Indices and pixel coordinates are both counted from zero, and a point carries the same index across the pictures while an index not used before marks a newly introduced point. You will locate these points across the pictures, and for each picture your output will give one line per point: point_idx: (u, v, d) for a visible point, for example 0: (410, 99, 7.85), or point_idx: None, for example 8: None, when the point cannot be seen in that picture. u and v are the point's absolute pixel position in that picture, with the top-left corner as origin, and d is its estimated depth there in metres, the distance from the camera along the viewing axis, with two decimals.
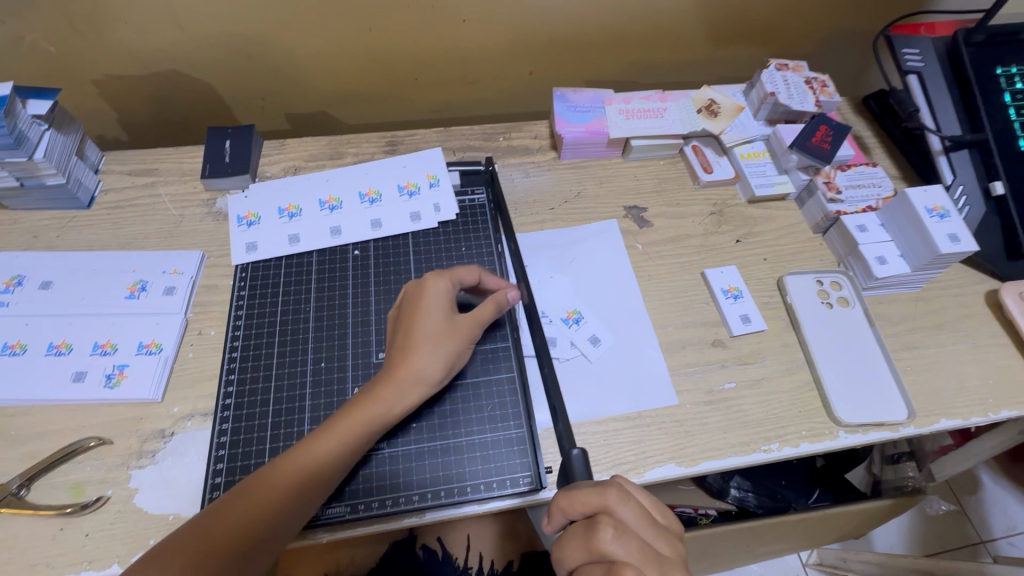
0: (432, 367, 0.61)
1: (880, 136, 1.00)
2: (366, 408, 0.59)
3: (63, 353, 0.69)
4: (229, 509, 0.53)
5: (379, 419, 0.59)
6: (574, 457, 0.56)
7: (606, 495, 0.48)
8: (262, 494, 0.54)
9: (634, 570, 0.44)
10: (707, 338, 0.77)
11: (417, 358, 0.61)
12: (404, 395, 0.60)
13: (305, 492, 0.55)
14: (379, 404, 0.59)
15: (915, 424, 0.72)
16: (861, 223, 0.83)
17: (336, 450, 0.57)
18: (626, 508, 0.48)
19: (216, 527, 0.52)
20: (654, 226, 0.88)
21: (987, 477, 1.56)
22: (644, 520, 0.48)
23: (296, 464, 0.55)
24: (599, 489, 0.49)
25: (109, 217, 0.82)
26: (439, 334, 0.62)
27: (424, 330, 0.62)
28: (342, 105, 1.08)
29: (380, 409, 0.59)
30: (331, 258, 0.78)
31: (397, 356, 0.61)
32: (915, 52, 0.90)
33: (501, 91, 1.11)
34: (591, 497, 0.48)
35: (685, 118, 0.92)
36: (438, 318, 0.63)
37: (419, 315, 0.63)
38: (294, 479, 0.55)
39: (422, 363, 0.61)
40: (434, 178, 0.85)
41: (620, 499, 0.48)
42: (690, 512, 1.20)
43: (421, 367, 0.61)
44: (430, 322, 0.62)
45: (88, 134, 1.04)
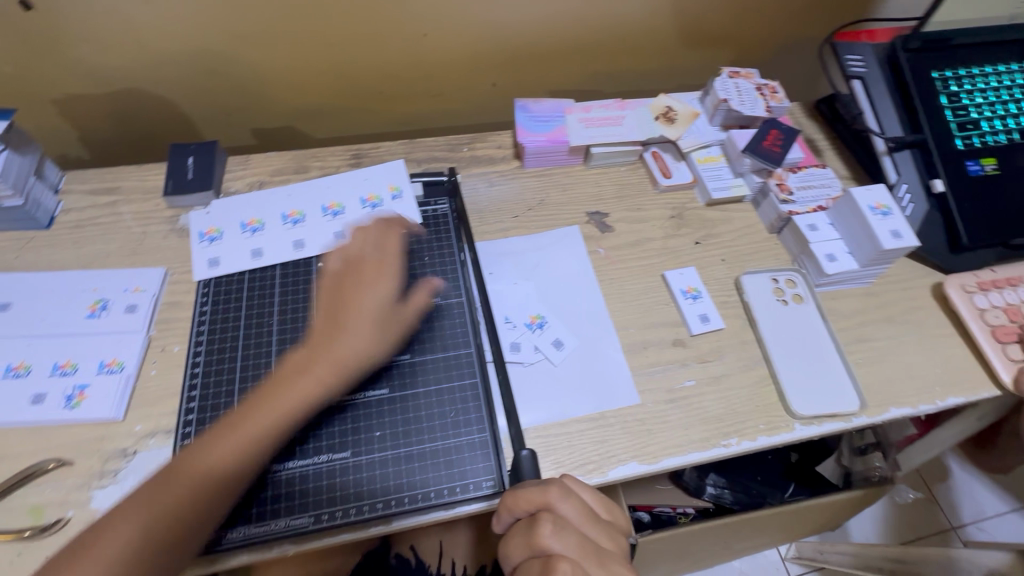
0: (363, 341, 0.61)
1: (831, 138, 1.04)
2: (300, 385, 0.59)
3: (21, 375, 0.68)
4: (154, 496, 0.53)
5: (311, 395, 0.59)
6: (523, 457, 0.63)
7: (549, 495, 0.53)
8: (189, 483, 0.54)
9: (569, 562, 0.49)
10: (669, 338, 0.79)
11: (350, 333, 0.61)
12: (336, 370, 0.60)
13: (235, 477, 0.56)
14: (310, 377, 0.59)
15: (867, 414, 0.75)
16: (812, 223, 0.86)
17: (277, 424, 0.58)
18: (567, 507, 0.53)
19: (147, 508, 0.53)
20: (616, 231, 0.90)
21: (956, 464, 1.62)
22: (584, 516, 0.53)
23: (223, 451, 0.56)
24: (543, 491, 0.53)
25: (70, 237, 0.82)
26: (370, 308, 0.63)
27: (354, 303, 0.63)
28: (308, 119, 1.08)
29: (309, 385, 0.59)
30: (294, 270, 0.79)
31: (326, 330, 0.62)
32: (858, 58, 0.95)
33: (466, 102, 1.13)
34: (534, 496, 0.53)
35: (642, 125, 0.95)
36: (370, 296, 0.63)
37: (346, 291, 0.64)
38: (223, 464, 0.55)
39: (357, 335, 0.61)
40: (397, 190, 0.86)
41: (562, 498, 0.53)
42: (670, 511, 1.23)
43: (352, 341, 0.61)
44: (360, 295, 0.63)
45: (49, 153, 1.03)
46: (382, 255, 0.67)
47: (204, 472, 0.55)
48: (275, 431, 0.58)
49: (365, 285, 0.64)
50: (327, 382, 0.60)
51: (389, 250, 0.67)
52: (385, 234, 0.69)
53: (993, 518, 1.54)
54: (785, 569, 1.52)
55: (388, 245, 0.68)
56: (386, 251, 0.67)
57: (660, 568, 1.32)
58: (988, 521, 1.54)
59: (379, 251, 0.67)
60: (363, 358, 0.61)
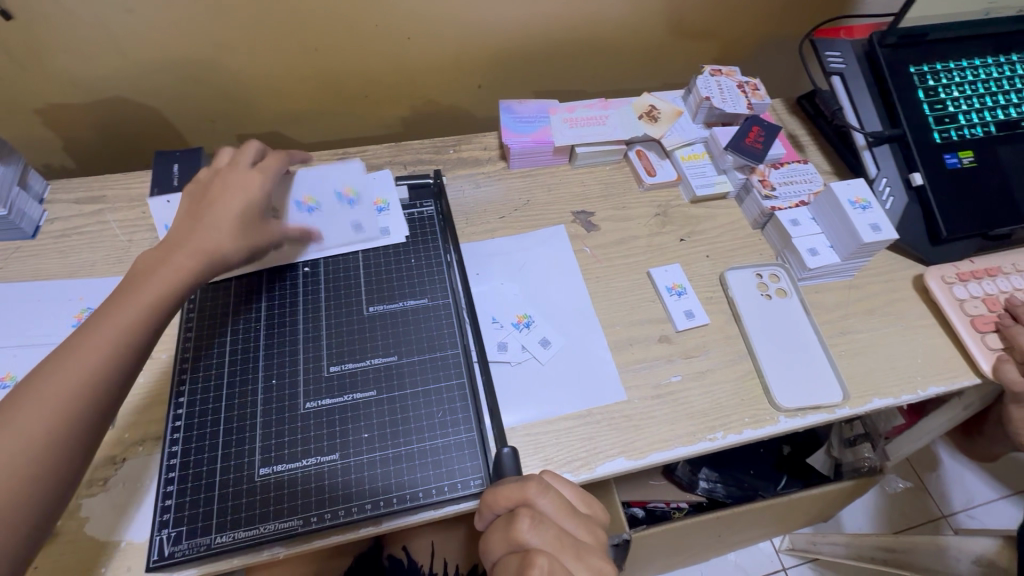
0: (224, 234, 0.66)
1: (813, 134, 1.06)
2: (161, 276, 0.61)
3: (8, 386, 0.68)
4: (28, 401, 0.50)
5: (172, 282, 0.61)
6: (505, 456, 0.61)
7: (529, 489, 0.54)
8: (74, 374, 0.53)
9: (547, 556, 0.50)
10: (654, 335, 0.80)
11: (208, 223, 0.66)
12: (200, 259, 0.63)
13: (127, 347, 0.56)
14: (180, 253, 0.63)
15: (850, 404, 0.76)
16: (794, 218, 0.88)
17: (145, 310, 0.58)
18: (546, 500, 0.53)
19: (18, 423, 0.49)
20: (602, 229, 0.91)
21: (945, 453, 1.64)
22: (562, 510, 0.54)
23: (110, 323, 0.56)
24: (523, 484, 0.54)
25: (55, 246, 0.81)
26: (231, 202, 0.67)
27: (218, 198, 0.67)
28: (294, 124, 1.09)
29: (186, 251, 0.63)
30: (278, 277, 0.76)
31: (190, 224, 0.65)
32: (837, 55, 0.96)
33: (452, 104, 1.14)
34: (513, 491, 0.54)
35: (626, 124, 0.96)
36: (233, 197, 0.68)
37: (211, 195, 0.68)
38: (100, 348, 0.54)
39: (214, 230, 0.65)
40: (355, 195, 0.79)
41: (542, 492, 0.54)
42: (663, 506, 1.24)
43: (215, 225, 0.66)
44: (224, 195, 0.67)
45: (33, 163, 1.03)
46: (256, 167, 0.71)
47: (89, 354, 0.54)
48: (141, 324, 0.57)
49: (229, 182, 0.69)
50: (200, 252, 0.63)
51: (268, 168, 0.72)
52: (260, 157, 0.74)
53: (983, 506, 1.56)
54: (779, 561, 1.53)
55: (267, 162, 0.73)
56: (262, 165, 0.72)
57: (655, 563, 1.33)
58: (978, 509, 1.56)
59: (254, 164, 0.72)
60: (221, 250, 0.65)
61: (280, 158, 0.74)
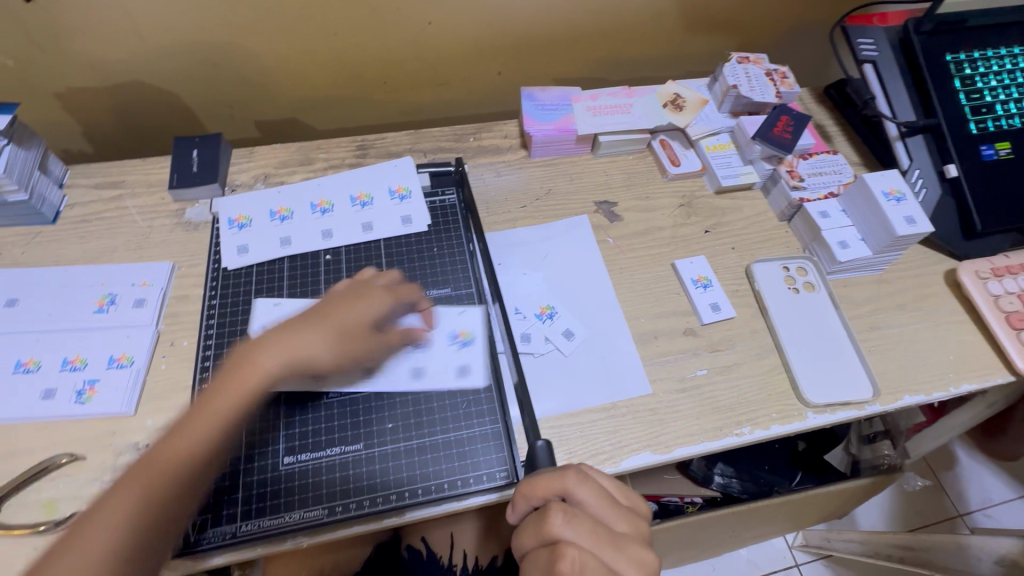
0: (320, 344, 0.58)
1: (842, 124, 1.03)
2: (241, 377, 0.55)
3: (31, 370, 0.68)
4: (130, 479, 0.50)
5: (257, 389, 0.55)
6: (538, 448, 0.59)
7: (563, 479, 0.53)
8: (158, 474, 0.51)
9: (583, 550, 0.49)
10: (680, 328, 0.79)
11: (306, 339, 0.57)
12: (288, 363, 0.56)
13: (194, 462, 0.52)
14: (269, 359, 0.56)
15: (881, 401, 0.74)
16: (823, 210, 0.85)
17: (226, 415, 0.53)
18: (581, 490, 0.53)
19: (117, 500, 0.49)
20: (625, 220, 0.89)
21: (963, 452, 1.62)
22: (597, 501, 0.53)
23: (198, 424, 0.53)
24: (557, 475, 0.53)
25: (76, 231, 0.81)
26: (331, 330, 0.58)
27: (325, 317, 0.59)
28: (311, 111, 1.07)
29: (273, 356, 0.56)
30: (303, 263, 0.78)
31: (288, 327, 0.58)
32: (869, 42, 0.93)
33: (471, 91, 1.12)
34: (551, 481, 0.53)
35: (651, 113, 0.94)
36: (341, 322, 0.59)
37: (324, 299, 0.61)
38: (182, 447, 0.52)
39: (313, 341, 0.57)
40: (469, 334, 0.70)
41: (577, 482, 0.53)
42: (677, 500, 1.22)
43: (321, 336, 0.58)
44: (334, 314, 0.59)
45: (52, 148, 1.02)
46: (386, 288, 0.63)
47: (173, 447, 0.52)
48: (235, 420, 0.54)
49: (351, 303, 0.60)
50: (291, 364, 0.56)
51: (402, 294, 0.63)
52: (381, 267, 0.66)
53: (1001, 505, 1.54)
54: (792, 558, 1.52)
55: (403, 288, 0.64)
56: (398, 291, 0.63)
57: (669, 557, 1.32)
58: (996, 508, 1.54)
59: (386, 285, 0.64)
60: (313, 359, 0.57)
61: (416, 290, 0.65)
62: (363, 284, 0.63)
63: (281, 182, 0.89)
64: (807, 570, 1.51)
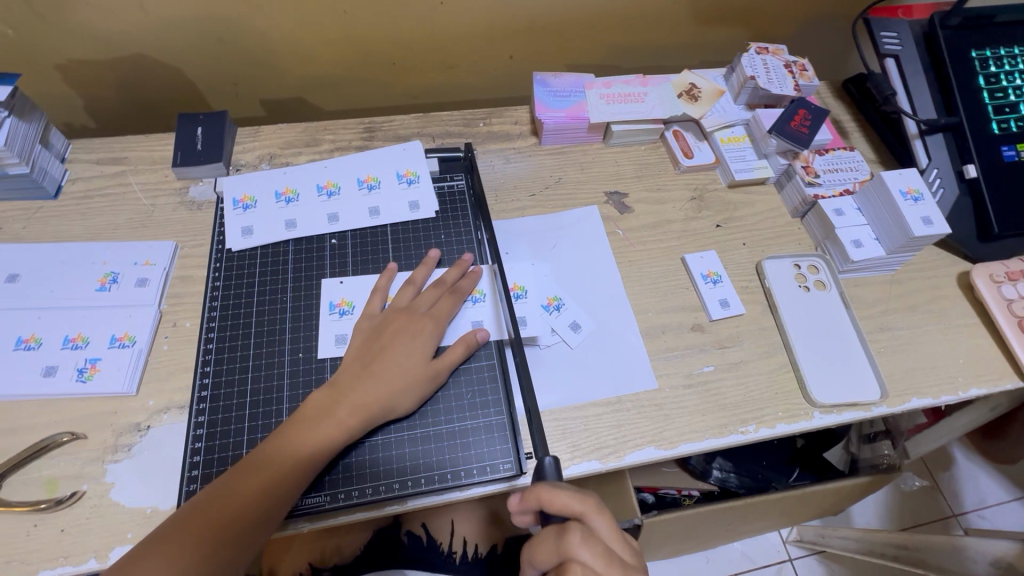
0: (397, 392, 0.62)
1: (858, 120, 1.01)
2: (325, 424, 0.59)
3: (32, 347, 0.67)
4: (225, 491, 0.55)
5: (343, 430, 0.60)
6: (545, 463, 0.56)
7: (560, 492, 0.52)
8: (248, 489, 0.55)
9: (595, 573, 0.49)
10: (687, 323, 0.78)
11: (378, 384, 0.62)
12: (367, 412, 0.61)
13: (281, 487, 0.56)
14: (347, 408, 0.60)
15: (888, 403, 0.73)
16: (838, 207, 0.84)
17: (314, 447, 0.58)
18: (576, 502, 0.51)
19: (209, 508, 0.54)
20: (635, 212, 0.88)
21: (960, 453, 1.62)
22: (597, 514, 0.52)
23: (283, 461, 0.57)
24: (554, 487, 0.52)
25: (78, 207, 0.80)
26: (400, 375, 0.63)
27: (389, 356, 0.64)
28: (318, 91, 1.05)
29: (352, 406, 0.60)
30: (308, 248, 0.77)
31: (358, 374, 0.63)
32: (892, 35, 0.91)
33: (481, 74, 1.10)
34: (570, 502, 0.51)
35: (665, 102, 0.92)
36: (406, 359, 0.64)
37: (389, 340, 0.65)
38: (268, 482, 0.56)
39: (385, 387, 0.62)
40: (480, 293, 0.73)
41: (576, 495, 0.52)
42: (674, 493, 1.22)
43: (390, 380, 0.62)
44: (396, 352, 0.64)
45: (54, 121, 1.01)
46: (431, 313, 0.68)
47: (257, 479, 0.56)
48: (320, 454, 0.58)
49: (407, 336, 0.66)
50: (368, 414, 0.61)
51: (442, 315, 0.69)
52: (436, 300, 0.70)
53: (995, 507, 1.54)
54: (786, 552, 1.52)
55: (442, 306, 0.69)
56: (437, 310, 0.69)
57: (664, 548, 1.33)
58: (990, 509, 1.54)
59: (429, 310, 0.69)
60: (388, 405, 0.62)
61: (457, 299, 0.70)
62: (410, 311, 0.68)
63: (286, 163, 0.87)
64: (800, 564, 1.51)
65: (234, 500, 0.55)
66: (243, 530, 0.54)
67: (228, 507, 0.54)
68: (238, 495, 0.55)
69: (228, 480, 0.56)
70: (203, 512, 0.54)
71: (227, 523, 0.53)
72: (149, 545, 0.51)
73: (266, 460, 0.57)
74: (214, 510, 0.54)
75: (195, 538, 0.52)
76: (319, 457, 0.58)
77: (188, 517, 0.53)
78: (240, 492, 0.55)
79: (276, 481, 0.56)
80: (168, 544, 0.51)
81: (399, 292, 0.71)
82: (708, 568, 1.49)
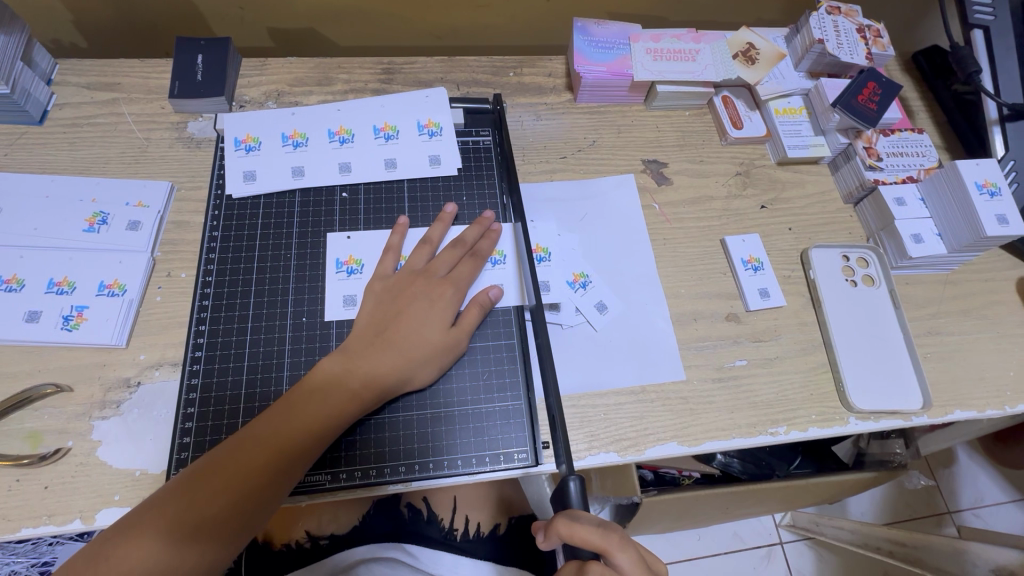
0: (415, 363, 0.58)
1: (927, 99, 0.91)
2: (338, 395, 0.55)
3: (14, 290, 0.62)
4: (234, 457, 0.51)
5: (357, 401, 0.56)
6: (569, 487, 0.51)
7: (577, 530, 0.47)
8: (258, 457, 0.51)
9: None
10: (722, 312, 0.72)
11: (395, 352, 0.58)
12: (384, 383, 0.57)
13: (293, 455, 0.52)
14: (361, 377, 0.56)
15: (929, 414, 0.68)
16: (900, 196, 0.76)
17: (328, 418, 0.54)
18: (596, 539, 0.47)
19: (217, 473, 0.50)
20: (674, 184, 0.80)
21: (963, 452, 1.56)
22: (621, 550, 0.47)
23: (292, 429, 0.53)
24: (570, 522, 0.47)
25: (65, 136, 0.72)
26: (417, 344, 0.59)
27: (406, 322, 0.59)
28: (332, 22, 0.95)
29: (366, 375, 0.56)
30: (316, 199, 0.70)
31: (371, 341, 0.58)
32: (985, 3, 0.81)
33: (513, 16, 0.99)
34: (592, 538, 0.47)
35: (719, 63, 0.82)
36: (424, 327, 0.60)
37: (405, 307, 0.60)
38: (277, 451, 0.52)
39: (401, 356, 0.58)
40: (500, 254, 0.68)
41: (597, 529, 0.47)
42: (673, 472, 1.15)
43: (407, 349, 0.58)
44: (413, 319, 0.60)
45: (41, 37, 0.92)
46: (450, 276, 0.63)
47: (267, 443, 0.52)
48: (333, 424, 0.54)
49: (424, 302, 0.61)
50: (383, 384, 0.57)
51: (462, 279, 0.63)
52: (454, 264, 0.64)
53: (992, 507, 1.50)
54: (778, 536, 1.48)
55: (462, 270, 0.64)
56: (457, 275, 0.63)
57: (658, 526, 1.32)
58: (986, 509, 1.50)
59: (448, 274, 0.64)
60: (404, 375, 0.58)
61: (477, 263, 0.65)
62: (427, 275, 0.63)
63: (295, 102, 0.79)
64: (790, 549, 1.47)
65: (237, 469, 0.50)
66: (247, 502, 0.50)
67: (232, 476, 0.50)
68: (241, 463, 0.50)
69: (237, 446, 0.51)
70: (209, 476, 0.49)
71: (228, 493, 0.49)
72: (154, 508, 0.48)
73: (275, 428, 0.53)
74: (214, 479, 0.49)
75: (192, 509, 0.48)
76: (331, 427, 0.54)
77: (188, 484, 0.49)
78: (244, 462, 0.51)
79: (284, 450, 0.52)
80: (164, 513, 0.47)
81: (414, 252, 0.65)
82: (698, 545, 1.46)
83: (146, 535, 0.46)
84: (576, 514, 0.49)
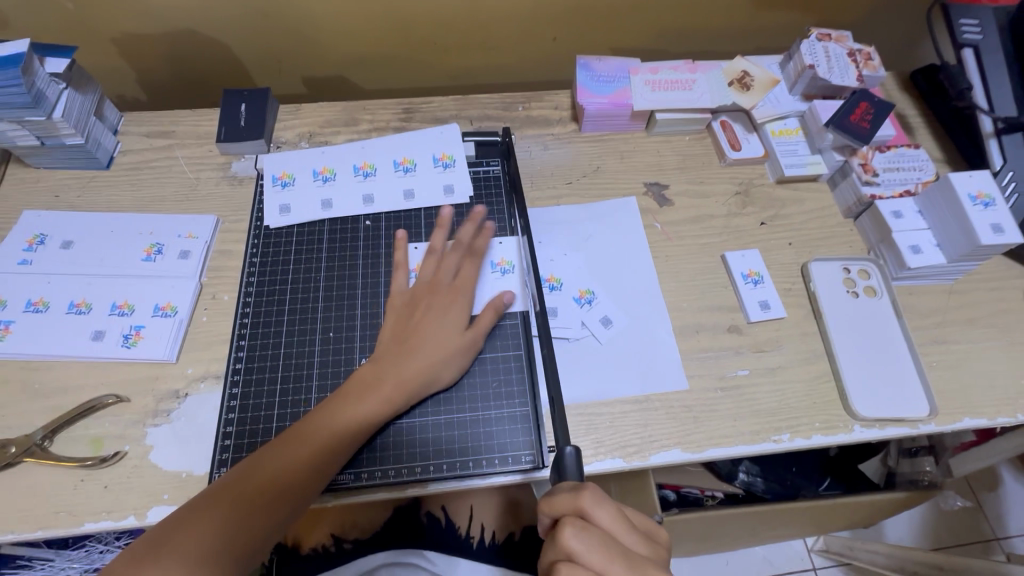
0: (434, 366, 0.63)
1: (926, 116, 0.93)
2: (364, 400, 0.60)
3: (83, 312, 0.70)
4: (277, 456, 0.56)
5: (380, 409, 0.61)
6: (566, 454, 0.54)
7: (552, 500, 0.50)
8: (296, 457, 0.56)
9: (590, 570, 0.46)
10: (724, 324, 0.75)
11: (416, 358, 0.63)
12: (405, 389, 0.62)
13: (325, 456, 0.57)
14: (387, 384, 0.61)
15: (936, 421, 0.69)
16: (896, 210, 0.78)
17: (358, 422, 0.60)
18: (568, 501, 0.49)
19: (260, 470, 0.55)
20: (675, 205, 0.84)
21: (1008, 474, 1.49)
22: (595, 507, 0.49)
23: (323, 432, 0.58)
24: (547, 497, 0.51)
25: (128, 178, 0.83)
26: (436, 350, 0.64)
27: (424, 330, 0.65)
28: (358, 69, 1.05)
29: (391, 381, 0.62)
30: (342, 227, 0.78)
31: (394, 349, 0.64)
32: (973, 23, 0.85)
33: (522, 56, 1.07)
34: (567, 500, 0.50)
35: (715, 91, 0.87)
36: (440, 333, 0.65)
37: (421, 317, 0.66)
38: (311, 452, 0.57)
39: (420, 361, 0.63)
40: (509, 264, 0.74)
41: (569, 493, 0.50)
42: (696, 492, 1.13)
43: (426, 354, 0.64)
44: (430, 327, 0.65)
45: (108, 93, 1.05)
46: (461, 285, 0.69)
47: (302, 446, 0.57)
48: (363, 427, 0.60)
49: (439, 312, 0.66)
50: (407, 389, 0.62)
51: (472, 286, 0.69)
52: (464, 273, 0.70)
53: None
54: (810, 561, 1.43)
55: (471, 278, 0.70)
56: (467, 283, 0.69)
57: (682, 548, 1.31)
58: None
59: (459, 282, 0.69)
60: (426, 381, 0.63)
61: (485, 269, 0.71)
62: (441, 286, 0.69)
63: (325, 142, 0.87)
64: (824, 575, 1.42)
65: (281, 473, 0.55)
66: (285, 496, 0.55)
67: (276, 478, 0.55)
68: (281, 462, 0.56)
69: (277, 446, 0.57)
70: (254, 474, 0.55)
71: (275, 493, 0.55)
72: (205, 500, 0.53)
73: (311, 432, 0.58)
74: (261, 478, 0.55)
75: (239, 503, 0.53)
76: (362, 432, 0.60)
77: (236, 483, 0.54)
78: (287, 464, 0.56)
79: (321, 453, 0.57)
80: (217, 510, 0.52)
81: (426, 266, 0.71)
82: (727, 570, 1.42)
83: (200, 529, 0.51)
84: (555, 488, 0.52)
